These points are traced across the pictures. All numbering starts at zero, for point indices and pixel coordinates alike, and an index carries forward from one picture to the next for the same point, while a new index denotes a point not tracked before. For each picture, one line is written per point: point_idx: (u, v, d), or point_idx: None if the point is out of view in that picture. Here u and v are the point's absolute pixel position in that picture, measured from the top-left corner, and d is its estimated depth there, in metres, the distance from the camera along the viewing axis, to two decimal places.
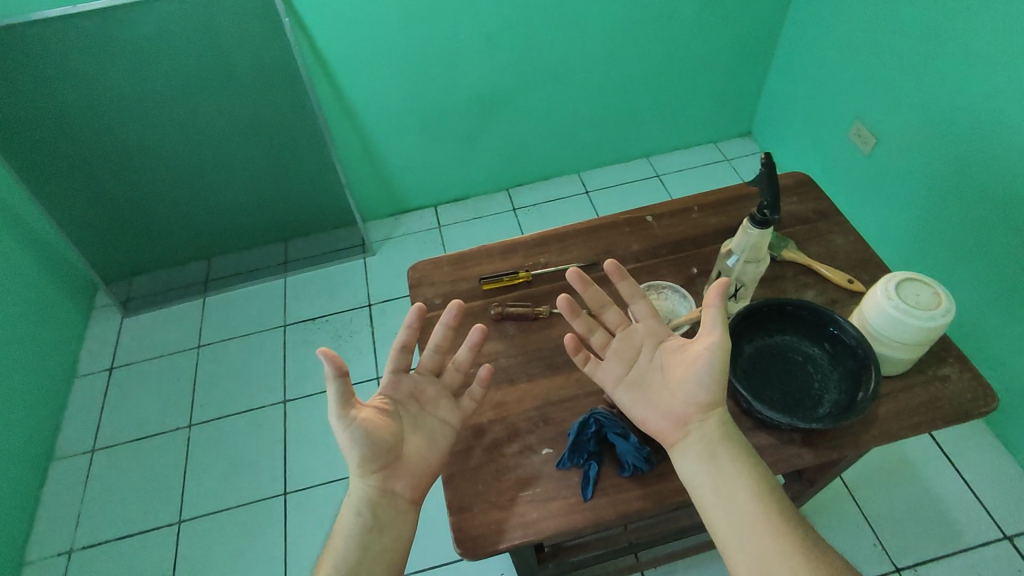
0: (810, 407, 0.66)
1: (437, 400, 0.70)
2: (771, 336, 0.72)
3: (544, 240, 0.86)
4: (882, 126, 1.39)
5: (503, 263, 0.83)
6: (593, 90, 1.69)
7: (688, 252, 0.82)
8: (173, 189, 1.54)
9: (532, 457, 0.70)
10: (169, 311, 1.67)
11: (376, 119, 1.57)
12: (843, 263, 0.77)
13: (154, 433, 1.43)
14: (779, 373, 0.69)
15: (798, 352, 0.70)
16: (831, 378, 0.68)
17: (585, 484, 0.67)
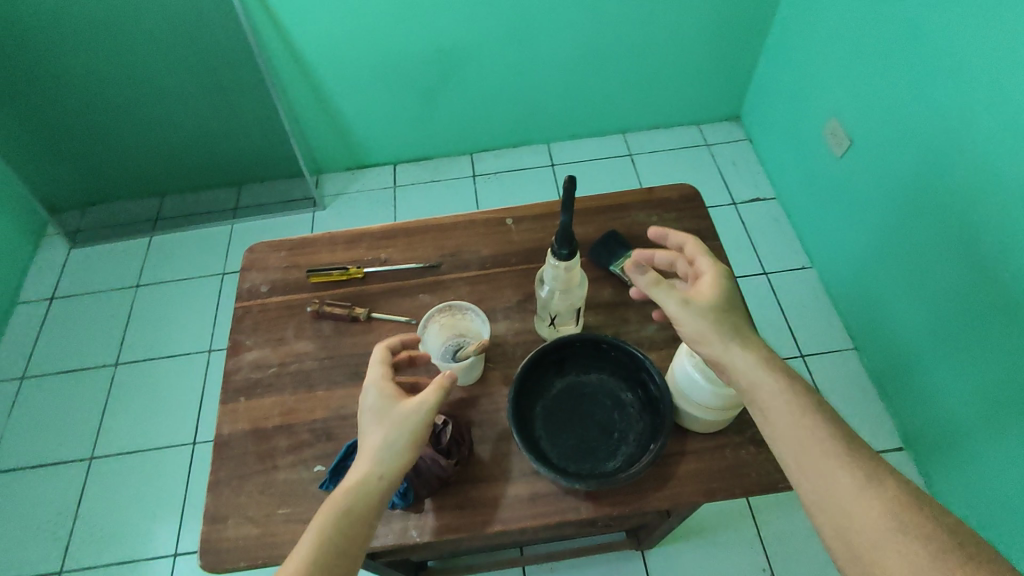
0: (600, 458, 0.63)
1: (235, 395, 0.66)
2: (586, 373, 0.68)
3: (390, 233, 0.78)
4: (858, 128, 1.27)
5: (339, 255, 0.75)
6: (565, 57, 1.58)
7: (537, 265, 0.75)
8: (118, 124, 1.51)
9: (303, 473, 0.62)
10: (117, 247, 1.66)
11: (329, 68, 1.49)
12: None
13: (81, 368, 1.45)
14: (581, 415, 0.66)
15: (607, 395, 0.67)
16: (632, 429, 0.65)
17: None
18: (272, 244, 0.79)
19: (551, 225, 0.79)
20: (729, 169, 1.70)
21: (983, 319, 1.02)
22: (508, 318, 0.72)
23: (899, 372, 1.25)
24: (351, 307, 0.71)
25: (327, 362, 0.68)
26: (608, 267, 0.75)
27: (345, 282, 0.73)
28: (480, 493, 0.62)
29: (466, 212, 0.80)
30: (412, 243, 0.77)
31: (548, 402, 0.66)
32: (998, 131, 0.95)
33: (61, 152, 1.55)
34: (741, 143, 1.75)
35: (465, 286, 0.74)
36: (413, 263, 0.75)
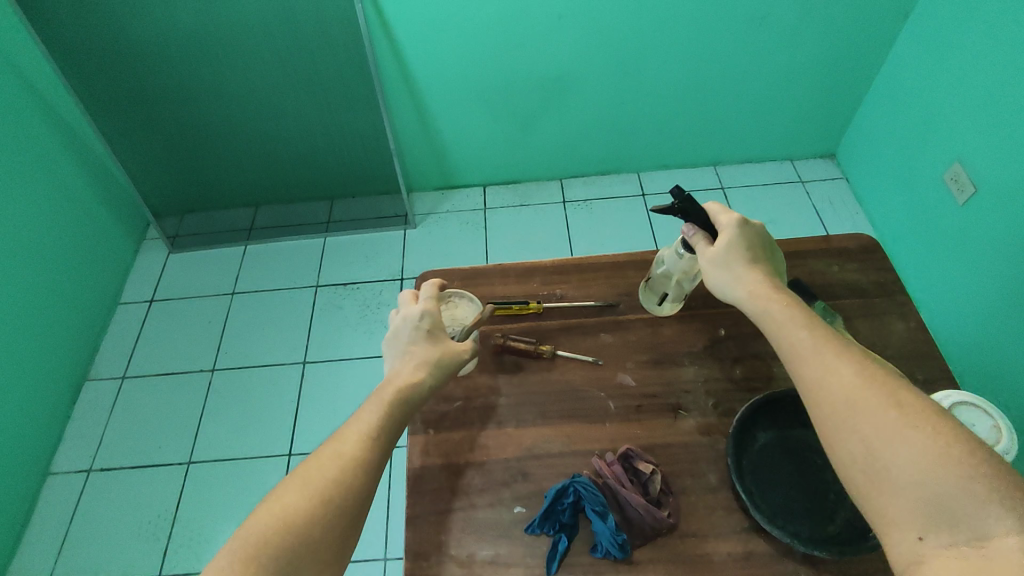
0: (820, 519, 0.61)
1: (423, 426, 0.68)
2: (792, 428, 0.66)
3: (564, 268, 0.79)
4: (984, 175, 1.23)
5: (516, 288, 0.77)
6: (666, 88, 1.58)
7: (717, 309, 0.75)
8: (229, 135, 1.56)
9: (501, 513, 0.62)
10: (212, 254, 1.70)
11: (434, 89, 1.52)
12: (897, 352, 0.69)
13: (180, 371, 1.48)
14: (792, 473, 0.63)
15: (817, 452, 0.65)
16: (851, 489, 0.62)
17: (551, 558, 0.59)
18: (443, 272, 0.81)
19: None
20: (829, 209, 1.67)
21: None
22: (696, 364, 0.71)
23: None
24: (536, 343, 0.72)
25: (515, 399, 0.69)
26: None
27: (523, 316, 0.75)
28: (689, 548, 0.59)
29: (637, 251, 0.80)
30: (587, 280, 0.78)
31: (753, 457, 0.64)
32: None
33: (172, 159, 1.60)
34: (839, 182, 1.72)
35: (646, 328, 0.74)
36: (591, 301, 0.76)
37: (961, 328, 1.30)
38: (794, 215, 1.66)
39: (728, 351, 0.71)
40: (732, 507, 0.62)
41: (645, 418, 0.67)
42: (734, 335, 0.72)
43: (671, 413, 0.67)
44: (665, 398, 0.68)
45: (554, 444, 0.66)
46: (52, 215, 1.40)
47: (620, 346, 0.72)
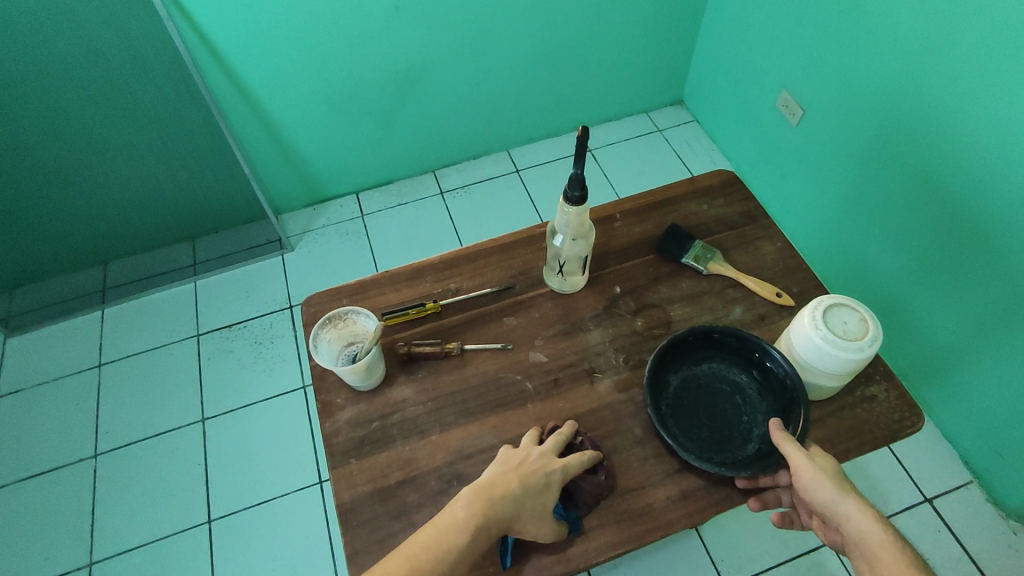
0: (737, 443, 0.67)
1: (344, 457, 0.64)
2: (697, 365, 0.71)
3: (453, 262, 0.77)
4: (808, 97, 1.36)
5: (408, 292, 0.74)
6: (516, 63, 1.58)
7: (609, 269, 0.76)
8: (49, 189, 1.37)
9: None
10: (60, 328, 1.49)
11: (278, 101, 1.41)
12: (771, 272, 0.75)
13: (55, 466, 1.30)
14: (707, 407, 0.68)
15: (726, 382, 0.70)
16: (758, 408, 0.68)
17: (504, 552, 0.60)
18: (329, 292, 0.76)
19: (608, 227, 0.79)
20: (687, 151, 1.77)
21: (957, 256, 1.11)
22: (601, 326, 0.72)
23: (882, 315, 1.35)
24: (442, 342, 0.70)
25: (432, 406, 0.67)
26: (680, 260, 0.75)
27: (423, 318, 0.72)
28: (630, 504, 0.62)
29: (522, 228, 0.80)
30: (479, 268, 0.76)
31: (670, 402, 0.68)
32: (948, 84, 1.03)
33: None
34: (690, 125, 1.84)
35: (548, 302, 0.74)
36: (486, 287, 0.74)
37: (817, 237, 1.45)
38: (659, 163, 1.75)
39: (627, 306, 0.73)
40: (661, 453, 0.65)
41: (564, 391, 0.68)
42: (630, 290, 0.74)
43: (588, 379, 0.69)
44: (580, 367, 0.69)
45: (483, 439, 0.65)
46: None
47: (526, 326, 0.72)
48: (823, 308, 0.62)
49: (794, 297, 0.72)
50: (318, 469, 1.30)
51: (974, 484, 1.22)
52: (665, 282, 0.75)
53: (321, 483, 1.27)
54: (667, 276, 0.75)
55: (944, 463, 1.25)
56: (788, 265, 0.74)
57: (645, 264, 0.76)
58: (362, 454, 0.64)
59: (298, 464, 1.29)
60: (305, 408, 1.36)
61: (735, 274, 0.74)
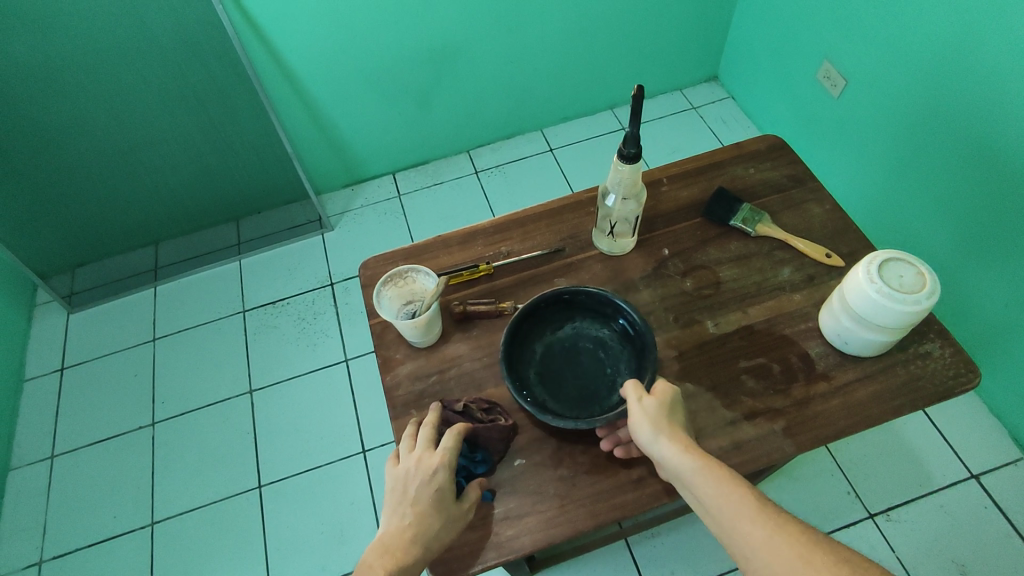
0: (603, 395, 0.67)
1: (405, 408, 0.67)
2: (560, 329, 0.71)
3: (504, 227, 0.78)
4: (851, 67, 1.33)
5: (461, 255, 0.76)
6: (552, 41, 1.58)
7: (657, 231, 0.77)
8: (106, 170, 1.43)
9: (506, 470, 0.66)
10: (116, 305, 1.56)
11: (319, 83, 1.44)
12: (820, 234, 0.75)
13: (115, 434, 1.37)
14: (571, 366, 0.69)
15: (587, 339, 0.70)
16: (622, 358, 0.69)
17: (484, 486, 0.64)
18: (384, 256, 0.78)
19: (656, 190, 0.80)
20: (723, 127, 1.75)
21: (1011, 227, 1.08)
22: (650, 287, 0.73)
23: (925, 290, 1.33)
24: (496, 302, 0.72)
25: (487, 361, 0.70)
26: (728, 223, 0.76)
27: (476, 280, 0.74)
28: None
29: (569, 193, 0.81)
30: (529, 232, 0.78)
31: (541, 361, 0.69)
32: (1003, 49, 1.00)
33: (48, 211, 1.46)
34: (726, 101, 1.81)
35: (597, 264, 0.75)
36: (537, 250, 0.76)
37: (860, 210, 1.42)
38: (695, 140, 1.74)
39: (676, 267, 0.74)
40: (713, 406, 0.65)
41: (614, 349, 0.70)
42: (678, 252, 0.75)
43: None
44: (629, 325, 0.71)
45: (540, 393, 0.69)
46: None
47: (576, 286, 0.74)
48: (877, 262, 0.62)
49: (843, 258, 0.73)
50: (363, 438, 1.34)
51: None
52: (713, 244, 0.75)
53: (366, 452, 1.31)
54: (715, 239, 0.76)
55: (992, 439, 1.23)
56: (838, 225, 0.75)
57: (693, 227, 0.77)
58: (421, 406, 0.67)
59: (344, 434, 1.34)
60: (349, 381, 1.41)
61: (784, 236, 0.74)
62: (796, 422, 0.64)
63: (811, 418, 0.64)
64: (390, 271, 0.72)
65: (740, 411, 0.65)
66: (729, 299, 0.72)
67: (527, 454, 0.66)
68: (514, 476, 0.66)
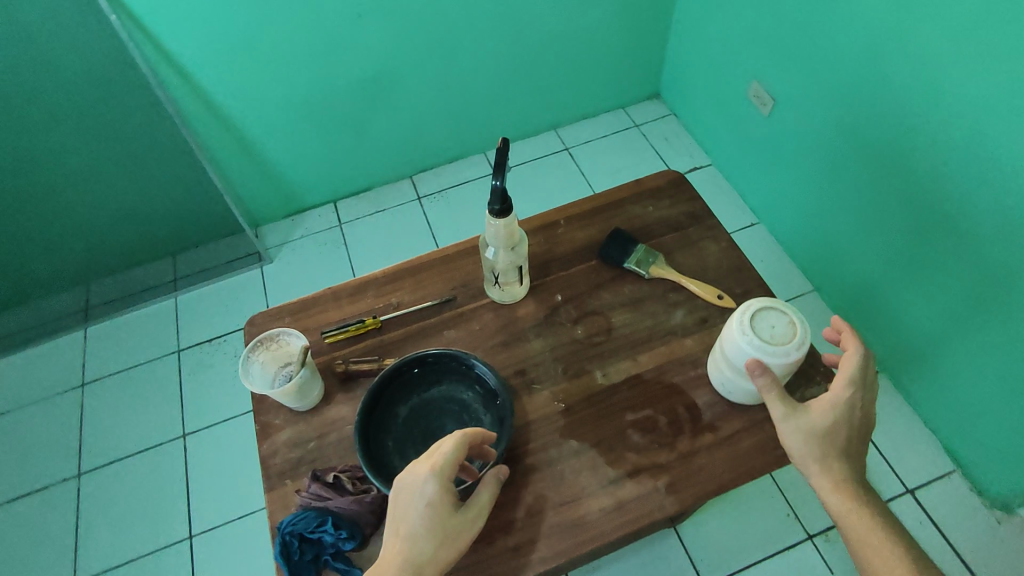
0: (462, 460, 0.64)
1: (280, 478, 0.64)
2: (426, 390, 0.68)
3: (396, 276, 0.76)
4: (778, 87, 1.34)
5: (349, 309, 0.74)
6: (486, 66, 1.58)
7: (551, 277, 0.76)
8: (26, 212, 1.38)
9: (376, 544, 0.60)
10: (42, 352, 1.48)
11: (249, 115, 1.41)
12: (714, 274, 0.75)
13: (38, 488, 1.31)
14: (432, 431, 0.66)
15: (453, 401, 0.67)
16: (483, 418, 0.66)
17: (343, 570, 0.58)
18: (272, 311, 0.76)
19: (551, 233, 0.79)
20: (667, 146, 1.75)
21: (934, 242, 1.08)
22: (541, 336, 0.72)
23: (859, 307, 1.33)
24: (380, 359, 0.70)
25: None
26: (623, 265, 0.75)
27: (363, 335, 0.72)
28: (561, 516, 0.62)
29: (464, 239, 0.79)
30: (421, 281, 0.76)
31: (400, 428, 0.66)
32: (913, 69, 1.01)
33: None
34: (669, 117, 1.81)
35: (488, 313, 0.73)
36: (427, 301, 0.74)
37: (798, 226, 1.43)
38: (636, 159, 1.74)
39: (568, 314, 0.73)
40: (596, 464, 0.64)
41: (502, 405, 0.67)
42: (571, 298, 0.74)
43: (527, 390, 0.69)
44: (518, 377, 0.69)
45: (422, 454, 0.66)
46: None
47: (466, 338, 0.71)
48: (750, 312, 0.63)
49: (735, 300, 0.73)
50: None
51: (956, 473, 1.20)
52: (606, 288, 0.74)
53: None
54: (609, 282, 0.75)
55: (928, 453, 1.23)
56: (732, 264, 0.74)
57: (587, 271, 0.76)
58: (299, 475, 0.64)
59: None
60: None
61: (676, 278, 0.74)
62: (677, 479, 0.63)
63: (693, 472, 0.63)
64: (260, 338, 0.70)
65: (623, 469, 0.64)
66: (619, 347, 0.71)
67: None
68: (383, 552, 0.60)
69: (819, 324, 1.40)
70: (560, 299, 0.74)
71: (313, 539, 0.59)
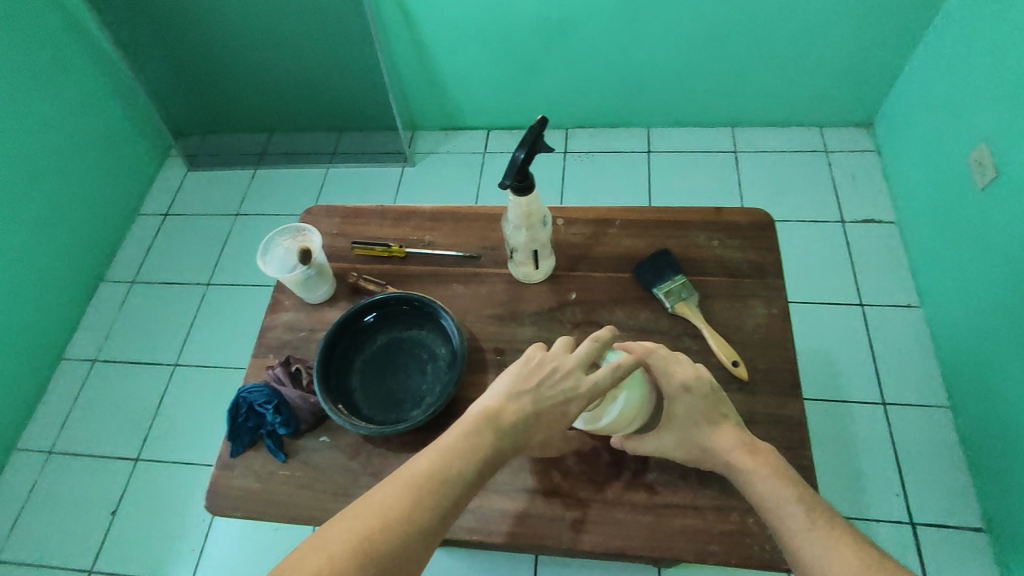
0: (407, 407, 0.66)
1: (267, 351, 0.72)
2: (407, 330, 0.71)
3: (440, 216, 0.80)
4: (1009, 161, 1.08)
5: (386, 231, 0.79)
6: (677, 41, 1.45)
7: (576, 273, 0.74)
8: (238, 61, 1.59)
9: (308, 442, 0.66)
10: (225, 175, 1.81)
11: (434, 25, 1.47)
12: (746, 336, 0.69)
13: (179, 282, 1.61)
14: (395, 368, 0.69)
15: (425, 349, 0.69)
16: (440, 378, 0.67)
17: (274, 448, 0.65)
18: (330, 208, 0.83)
19: (601, 231, 0.78)
20: (847, 185, 1.52)
21: None
22: (536, 325, 0.70)
23: (988, 448, 1.09)
24: (385, 285, 0.74)
25: None
26: (652, 289, 0.71)
27: (386, 259, 0.77)
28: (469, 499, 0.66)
29: None
30: (458, 230, 0.78)
31: (371, 355, 0.70)
32: None
33: (189, 83, 1.67)
34: (867, 154, 1.56)
35: (500, 284, 0.74)
36: (453, 251, 0.76)
37: (961, 329, 1.18)
38: (804, 188, 1.53)
39: (572, 316, 0.71)
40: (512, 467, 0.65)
41: (465, 375, 0.68)
42: (584, 301, 0.72)
43: (496, 369, 0.68)
44: (493, 354, 0.69)
45: None
46: (62, 123, 1.50)
47: (468, 298, 0.73)
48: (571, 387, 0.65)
49: (749, 372, 0.67)
50: None
51: None
52: (623, 306, 0.71)
53: None
54: (629, 301, 0.72)
55: None
56: (768, 337, 0.69)
57: (613, 281, 0.73)
58: (281, 354, 0.72)
59: None
60: None
61: (699, 324, 0.69)
62: (589, 519, 0.64)
63: (608, 520, 0.64)
64: (282, 229, 0.76)
65: (544, 483, 0.66)
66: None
67: (334, 435, 0.66)
68: (311, 450, 0.66)
69: (931, 447, 1.17)
70: (574, 298, 0.73)
71: (261, 413, 0.66)
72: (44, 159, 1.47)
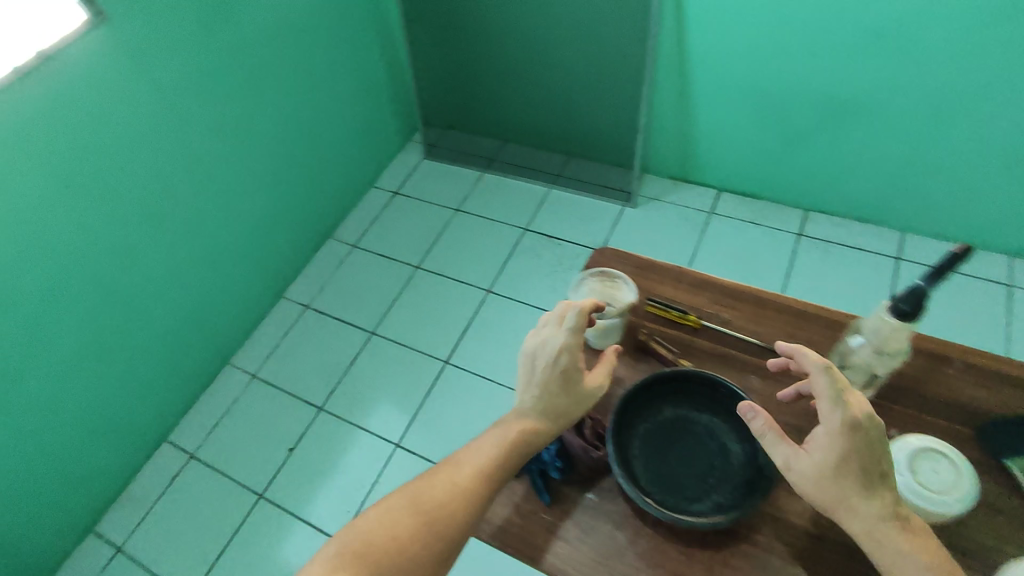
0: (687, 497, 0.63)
1: None
2: (697, 413, 0.68)
3: (740, 296, 0.78)
4: None
5: (681, 297, 0.79)
6: (982, 152, 1.30)
7: (900, 406, 0.70)
8: (504, 72, 1.68)
9: (574, 494, 0.65)
10: (454, 170, 1.93)
11: (709, 78, 1.44)
12: None
13: (395, 258, 1.73)
14: (680, 449, 0.66)
15: (713, 440, 0.67)
16: (731, 479, 0.64)
17: (540, 488, 0.65)
18: (622, 255, 0.85)
19: (938, 368, 0.72)
20: None
21: None
22: None
23: None
24: (675, 353, 0.74)
25: None
26: (1001, 457, 0.65)
27: (677, 324, 0.77)
28: None
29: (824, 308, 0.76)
30: (760, 317, 0.76)
31: (655, 425, 0.68)
32: None
33: (453, 82, 1.80)
34: None
35: None
36: (752, 337, 0.74)
37: None
38: None
39: None
40: None
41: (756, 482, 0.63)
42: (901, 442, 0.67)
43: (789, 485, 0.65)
44: None
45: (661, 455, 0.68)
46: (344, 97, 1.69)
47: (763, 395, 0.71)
48: None
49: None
50: None
51: None
52: None
53: None
54: None
55: None
56: None
57: (941, 432, 0.68)
58: None
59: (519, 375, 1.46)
60: None
61: None
62: None
63: None
64: (604, 271, 0.81)
65: None
66: None
67: (602, 496, 0.65)
68: (574, 502, 0.65)
69: None
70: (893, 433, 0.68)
71: (537, 449, 0.68)
72: (323, 124, 1.65)
